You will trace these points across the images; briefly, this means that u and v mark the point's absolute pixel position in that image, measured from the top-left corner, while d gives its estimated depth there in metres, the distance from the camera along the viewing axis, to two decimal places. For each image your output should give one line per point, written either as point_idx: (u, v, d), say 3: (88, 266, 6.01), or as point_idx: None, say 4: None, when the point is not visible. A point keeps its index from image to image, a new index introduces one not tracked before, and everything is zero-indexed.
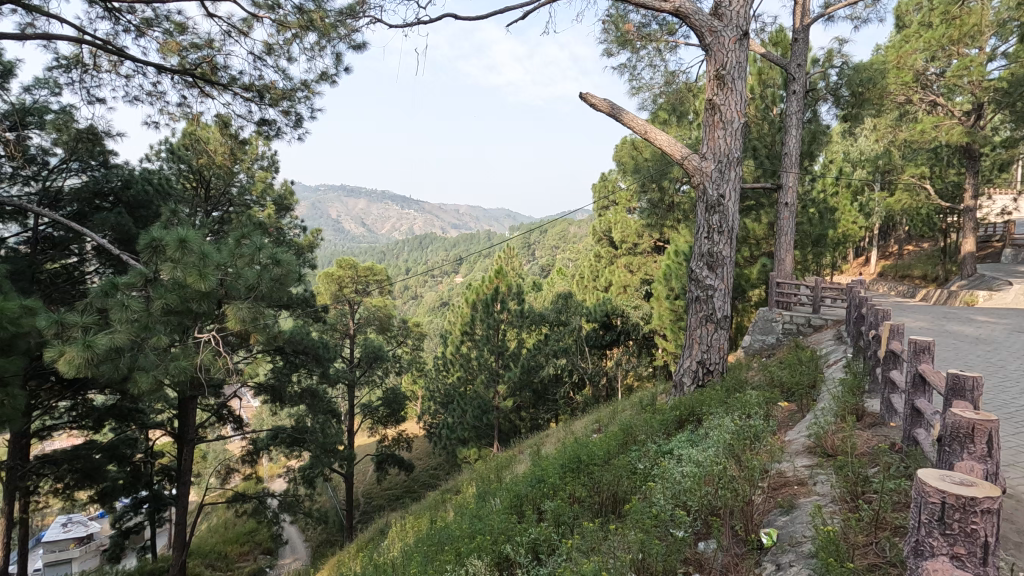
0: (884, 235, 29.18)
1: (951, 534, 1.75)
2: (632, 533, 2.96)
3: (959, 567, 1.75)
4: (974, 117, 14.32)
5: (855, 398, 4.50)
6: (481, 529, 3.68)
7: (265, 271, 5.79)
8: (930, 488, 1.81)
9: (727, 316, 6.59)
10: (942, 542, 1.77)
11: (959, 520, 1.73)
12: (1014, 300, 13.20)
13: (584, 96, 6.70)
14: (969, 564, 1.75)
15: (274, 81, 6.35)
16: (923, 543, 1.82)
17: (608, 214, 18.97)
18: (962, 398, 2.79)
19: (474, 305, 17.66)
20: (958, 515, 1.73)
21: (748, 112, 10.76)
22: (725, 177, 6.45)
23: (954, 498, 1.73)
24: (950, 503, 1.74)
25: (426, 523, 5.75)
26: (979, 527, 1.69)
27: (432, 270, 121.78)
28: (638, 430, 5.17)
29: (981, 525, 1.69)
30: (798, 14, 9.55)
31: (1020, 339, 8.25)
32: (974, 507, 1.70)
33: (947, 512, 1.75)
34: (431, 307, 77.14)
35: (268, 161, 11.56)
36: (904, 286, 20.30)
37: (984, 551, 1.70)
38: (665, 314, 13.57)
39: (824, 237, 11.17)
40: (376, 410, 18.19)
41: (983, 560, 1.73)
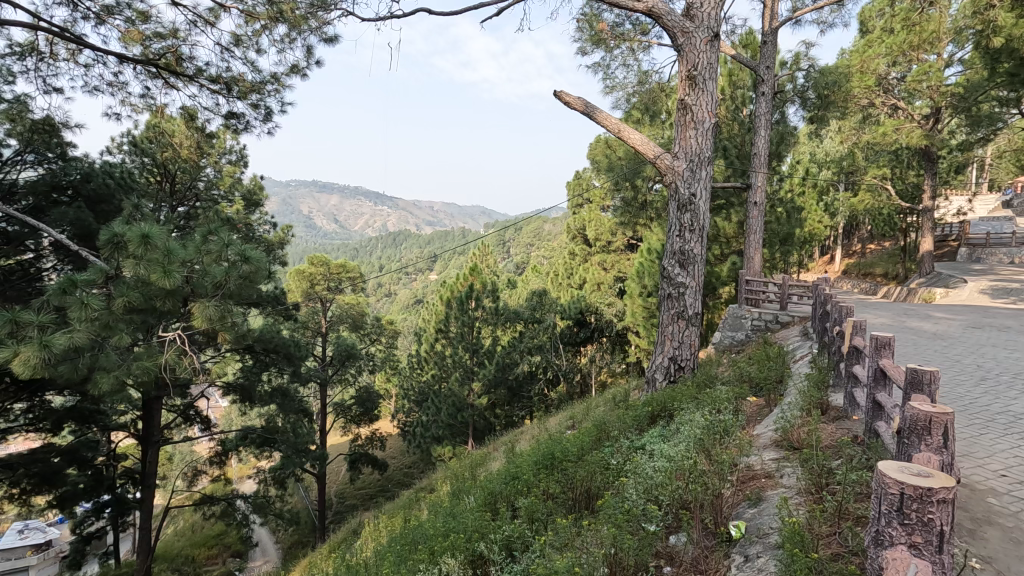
0: (847, 235, 30.16)
1: (909, 524, 1.80)
2: (605, 528, 2.99)
3: (917, 555, 1.80)
4: (933, 120, 14.87)
5: (820, 393, 4.64)
6: (454, 527, 3.66)
7: (233, 268, 5.66)
8: (889, 479, 1.87)
9: (697, 313, 6.72)
10: (901, 531, 1.83)
11: (917, 510, 1.78)
12: (968, 298, 13.79)
13: (559, 94, 6.72)
14: (925, 552, 1.80)
15: (243, 74, 6.21)
16: (884, 533, 1.88)
17: (583, 212, 18.84)
18: (919, 392, 2.89)
19: (449, 303, 17.55)
20: (916, 505, 1.78)
21: (718, 112, 10.95)
22: (696, 177, 6.55)
23: (912, 489, 1.79)
24: (909, 493, 1.80)
25: (399, 522, 5.68)
26: (935, 516, 1.75)
27: (405, 267, 120.74)
28: (611, 426, 5.22)
29: (936, 514, 1.74)
30: (768, 16, 9.76)
31: (975, 334, 8.62)
32: (930, 497, 1.75)
33: (905, 502, 1.81)
34: (406, 305, 76.68)
35: (237, 156, 11.25)
36: (866, 284, 21.01)
37: (940, 539, 1.76)
38: (639, 311, 13.75)
39: (791, 236, 11.50)
40: (349, 409, 17.95)
41: (939, 549, 1.78)
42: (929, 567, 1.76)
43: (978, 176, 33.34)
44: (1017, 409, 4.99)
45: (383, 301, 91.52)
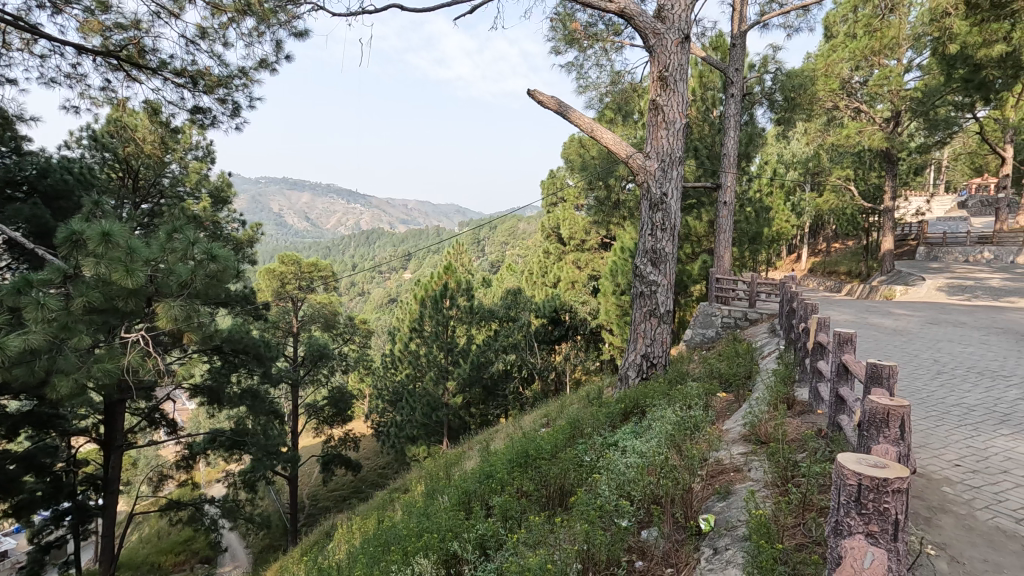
0: (813, 234, 31.06)
1: (866, 514, 1.86)
2: (578, 524, 3.02)
3: (873, 544, 1.86)
4: (893, 124, 15.36)
5: (787, 388, 4.76)
6: (428, 526, 3.64)
7: (200, 267, 5.53)
8: (847, 470, 1.92)
9: (669, 311, 6.82)
10: (858, 521, 1.88)
11: (874, 500, 1.83)
12: (926, 295, 14.35)
13: (532, 92, 6.74)
14: (881, 540, 1.86)
15: (209, 67, 6.06)
16: (842, 523, 1.92)
17: (556, 211, 18.79)
18: (879, 385, 2.99)
19: (423, 301, 17.44)
20: (873, 495, 1.84)
21: (689, 113, 11.11)
22: (668, 177, 6.65)
23: (869, 480, 1.84)
24: (866, 484, 1.85)
25: (373, 523, 5.64)
26: (890, 505, 1.81)
27: (379, 266, 119.45)
28: (585, 423, 5.26)
29: (892, 504, 1.80)
30: (737, 20, 9.94)
31: (932, 330, 8.98)
32: (885, 487, 1.81)
33: (862, 492, 1.86)
34: (380, 304, 75.79)
35: (203, 151, 10.94)
36: (830, 282, 21.67)
37: (895, 528, 1.82)
38: (612, 309, 13.91)
39: (760, 235, 11.82)
40: (321, 410, 17.66)
41: (894, 537, 1.84)
42: (885, 556, 1.80)
43: (935, 176, 34.64)
44: (971, 401, 5.21)
45: (357, 300, 90.40)
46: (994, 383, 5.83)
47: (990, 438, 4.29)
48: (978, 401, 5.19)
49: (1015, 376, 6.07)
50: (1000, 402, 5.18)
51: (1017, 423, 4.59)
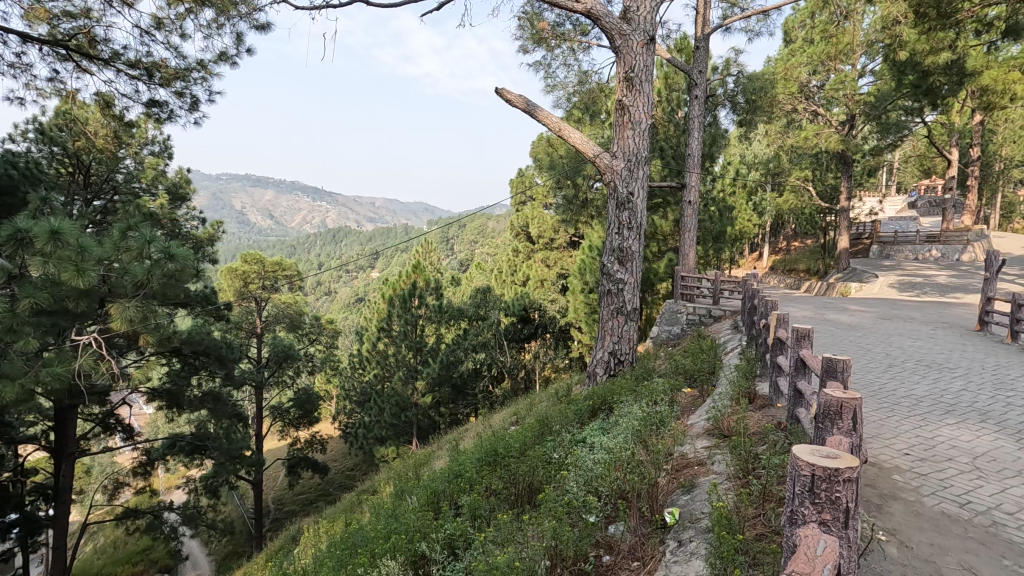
0: (774, 233, 31.99)
1: (820, 503, 1.88)
2: (546, 521, 3.04)
3: (826, 532, 1.88)
4: (848, 127, 15.93)
5: (748, 383, 4.90)
6: (396, 528, 3.61)
7: (156, 266, 5.35)
8: (801, 461, 1.93)
9: (635, 309, 6.93)
10: (812, 510, 1.90)
11: (826, 489, 1.86)
12: (879, 291, 14.97)
13: (500, 91, 6.74)
14: (834, 528, 1.89)
15: (165, 59, 5.85)
16: (797, 513, 1.94)
17: (525, 210, 18.76)
18: (833, 378, 3.10)
19: (391, 300, 17.26)
20: (825, 485, 1.86)
21: (655, 113, 11.30)
22: (634, 176, 6.74)
23: (821, 470, 1.86)
24: (818, 475, 1.87)
25: (340, 526, 5.55)
26: (841, 494, 1.83)
27: (345, 265, 117.44)
28: (553, 421, 5.29)
29: (843, 493, 1.83)
30: (700, 23, 10.15)
31: (884, 325, 9.37)
32: (837, 477, 1.83)
33: (816, 483, 1.88)
34: (347, 304, 74.47)
35: (160, 147, 10.56)
36: (790, 279, 22.34)
37: (846, 515, 1.85)
38: (581, 307, 14.03)
39: (723, 234, 12.13)
40: (286, 412, 17.25)
41: (845, 524, 1.88)
42: (837, 544, 1.83)
43: (887, 178, 36.12)
44: (918, 392, 5.47)
45: (322, 300, 88.67)
46: (940, 375, 6.14)
47: (936, 428, 4.50)
48: (925, 393, 5.45)
49: (959, 368, 6.39)
50: (946, 393, 5.45)
51: (960, 413, 4.85)
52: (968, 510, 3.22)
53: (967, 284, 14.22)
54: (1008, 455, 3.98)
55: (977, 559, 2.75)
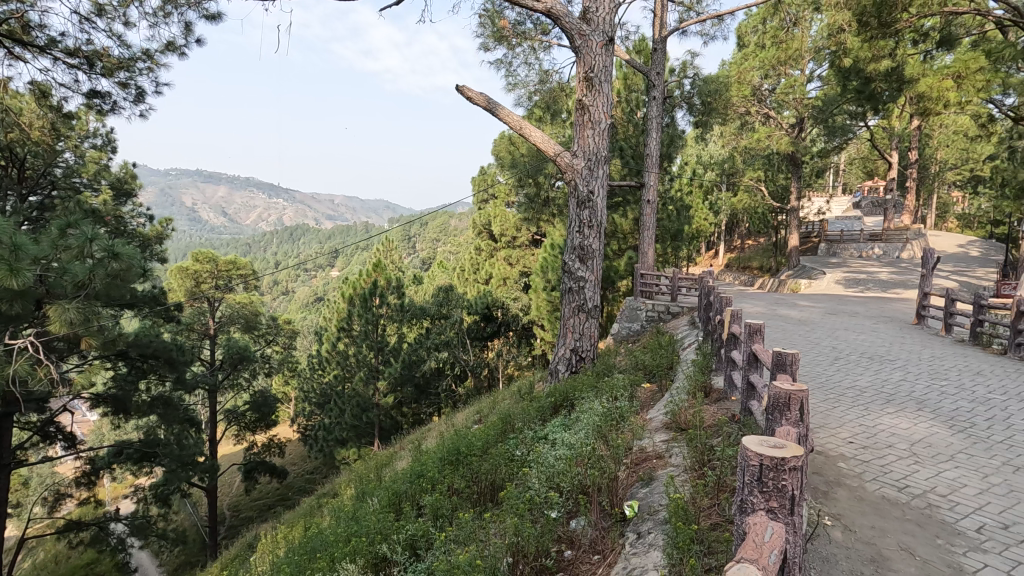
0: (729, 232, 32.96)
1: (767, 491, 1.93)
2: (507, 518, 3.05)
3: (774, 519, 1.93)
4: (797, 130, 16.54)
5: (704, 377, 5.04)
6: (357, 531, 3.55)
7: (99, 266, 5.10)
8: (750, 452, 1.97)
9: (596, 306, 7.03)
10: (760, 498, 1.95)
11: (773, 478, 1.90)
12: (826, 287, 15.66)
13: (461, 88, 6.70)
14: (781, 516, 1.94)
15: (107, 48, 5.57)
16: (746, 502, 1.98)
17: (487, 208, 18.68)
18: (783, 371, 3.22)
19: (351, 300, 17.00)
20: (772, 474, 1.91)
21: (615, 113, 11.47)
22: (594, 175, 6.82)
23: (768, 460, 1.91)
24: (766, 464, 1.91)
25: (300, 531, 5.42)
26: (788, 483, 1.88)
27: (303, 263, 114.52)
28: (516, 418, 5.31)
29: (789, 481, 1.88)
30: (657, 26, 10.36)
31: (831, 320, 9.82)
32: (783, 466, 1.88)
33: (763, 472, 1.92)
34: (305, 303, 72.61)
35: (102, 140, 10.04)
36: (745, 276, 23.10)
37: (791, 502, 1.90)
38: (543, 305, 14.15)
39: (681, 233, 12.45)
40: (242, 415, 16.70)
41: (791, 512, 1.93)
42: (784, 530, 1.89)
43: (833, 179, 37.74)
44: (861, 383, 5.76)
45: (279, 300, 86.14)
46: (881, 366, 6.49)
47: (878, 416, 4.76)
48: (867, 383, 5.74)
49: (898, 359, 6.77)
50: (886, 383, 5.77)
51: (899, 402, 5.14)
52: (906, 493, 3.40)
53: (906, 280, 15.04)
54: (942, 441, 4.24)
55: (915, 539, 2.91)
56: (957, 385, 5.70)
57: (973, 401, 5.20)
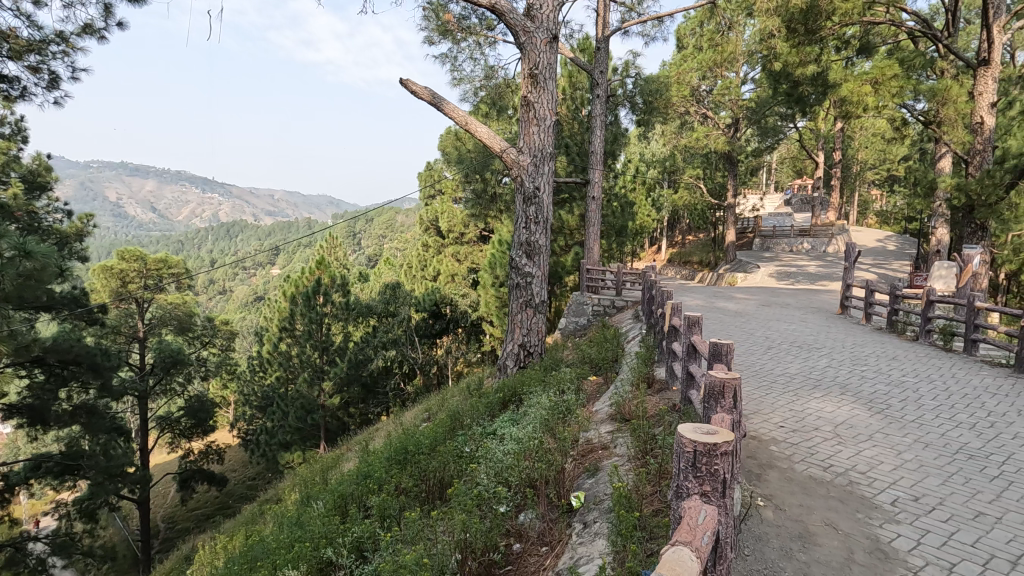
0: (671, 228, 34.05)
1: (701, 476, 2.01)
2: (456, 515, 3.04)
3: (707, 503, 2.02)
4: (733, 130, 17.27)
5: (647, 368, 5.20)
6: (300, 536, 3.45)
7: (10, 266, 4.68)
8: (685, 439, 2.04)
9: (543, 301, 7.11)
10: (694, 483, 2.02)
11: (707, 463, 1.98)
12: (761, 280, 16.46)
13: (405, 82, 6.59)
14: (713, 499, 2.02)
15: (14, 29, 5.13)
16: (682, 487, 2.05)
17: (434, 203, 18.48)
18: (719, 361, 3.36)
19: (293, 299, 16.47)
20: (706, 459, 1.98)
21: (560, 111, 11.61)
22: (539, 172, 6.87)
23: (702, 446, 1.98)
24: (700, 450, 1.99)
25: (241, 540, 5.18)
26: (720, 466, 1.97)
27: (240, 261, 109.56)
28: (465, 415, 5.30)
29: (720, 465, 1.97)
30: (601, 25, 10.54)
31: (766, 311, 10.34)
32: (715, 451, 1.97)
33: (698, 458, 2.00)
34: (244, 303, 69.49)
35: (11, 129, 9.24)
36: (686, 271, 23.97)
37: (722, 485, 1.99)
38: (492, 301, 14.18)
39: (625, 229, 12.77)
40: (177, 422, 15.85)
41: (723, 494, 2.02)
42: (716, 511, 1.98)
43: (766, 178, 39.67)
44: (792, 370, 6.11)
45: (216, 300, 82.10)
46: (809, 354, 6.90)
47: (806, 401, 5.07)
48: (796, 370, 6.10)
49: (824, 347, 7.23)
50: (814, 370, 6.15)
51: (825, 387, 5.49)
52: (831, 472, 3.64)
53: (831, 272, 16.03)
54: (862, 422, 4.56)
55: (838, 514, 3.12)
56: (876, 370, 6.14)
57: (889, 384, 5.62)
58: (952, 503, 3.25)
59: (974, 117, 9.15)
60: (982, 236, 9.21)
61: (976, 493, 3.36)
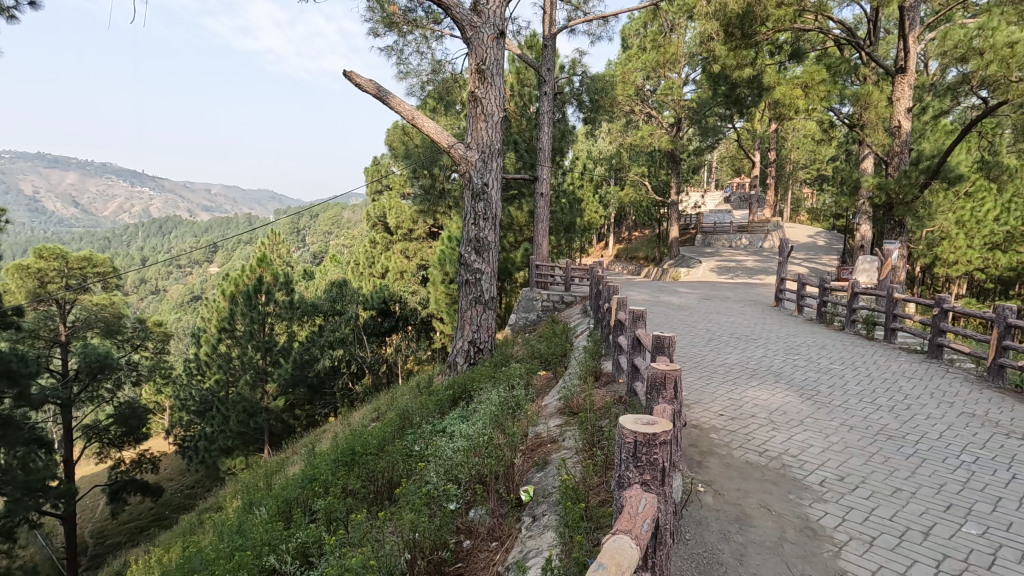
0: (618, 224, 34.78)
1: (641, 465, 2.06)
2: (404, 514, 3.01)
3: (647, 492, 2.07)
4: (675, 129, 17.82)
5: (595, 362, 5.30)
6: (241, 545, 3.31)
7: None
8: (626, 430, 2.09)
9: (493, 297, 7.12)
10: (635, 473, 2.07)
11: (646, 453, 2.04)
12: (703, 275, 17.09)
13: (349, 74, 6.42)
14: (653, 488, 2.09)
15: None
16: (623, 478, 2.10)
17: (381, 199, 18.15)
18: (661, 354, 3.46)
19: (233, 298, 15.77)
20: (646, 449, 2.04)
21: (508, 107, 11.64)
22: (488, 167, 6.86)
23: (642, 436, 2.03)
24: (640, 441, 2.04)
25: (179, 551, 4.93)
26: (658, 456, 2.03)
27: (174, 259, 103.81)
28: (414, 413, 5.24)
29: (659, 454, 2.03)
30: (548, 23, 10.60)
31: (707, 304, 10.75)
32: (654, 440, 2.02)
33: (638, 448, 2.05)
34: (178, 304, 65.87)
35: None
36: (632, 266, 24.55)
37: (661, 473, 2.05)
38: (442, 298, 14.06)
39: (573, 225, 12.94)
40: (106, 431, 14.86)
41: (662, 482, 2.08)
42: (656, 499, 2.04)
43: (707, 176, 41.13)
44: (730, 361, 6.38)
45: (148, 300, 77.45)
46: (747, 345, 7.23)
47: (742, 389, 5.32)
48: (735, 360, 6.38)
49: (760, 338, 7.59)
50: (751, 360, 6.44)
51: (761, 376, 5.77)
52: (765, 456, 3.84)
53: (767, 267, 16.83)
54: (794, 408, 4.82)
55: (771, 496, 3.28)
56: (808, 358, 6.49)
57: (819, 371, 5.97)
58: (873, 480, 3.50)
59: (893, 120, 9.82)
60: (900, 232, 9.91)
61: (894, 471, 3.63)
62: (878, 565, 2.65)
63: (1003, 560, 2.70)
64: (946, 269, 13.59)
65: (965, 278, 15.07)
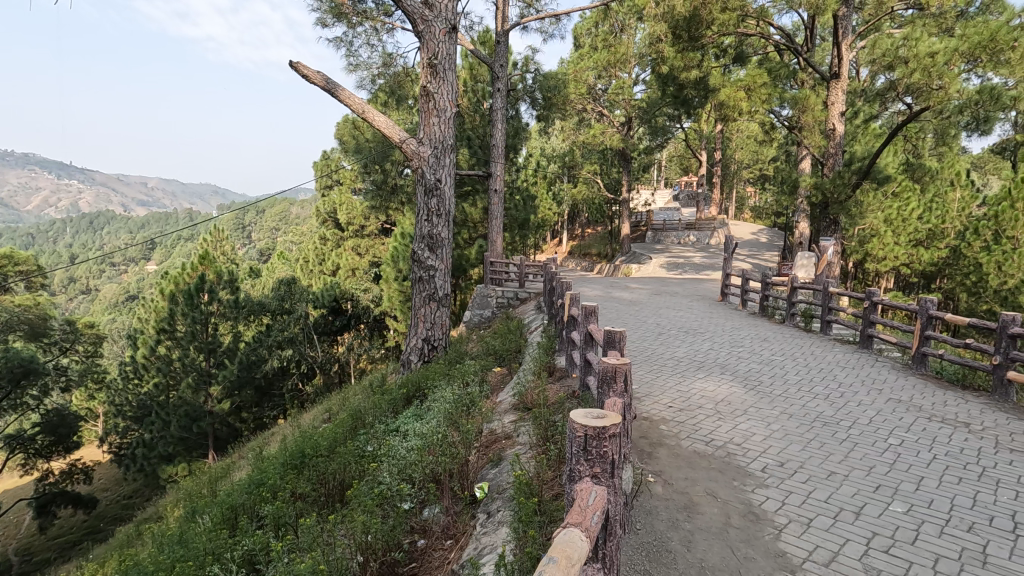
0: (571, 221, 35.16)
1: (591, 458, 2.09)
2: (357, 516, 2.95)
3: (597, 484, 2.11)
4: (626, 127, 18.20)
5: (548, 358, 5.34)
6: (183, 555, 3.16)
7: None
8: (576, 425, 2.11)
9: (446, 294, 7.06)
10: (586, 466, 2.10)
11: (596, 446, 2.07)
12: (653, 271, 17.55)
13: (296, 65, 6.23)
14: (603, 480, 2.12)
15: None
16: (575, 471, 2.12)
17: (331, 195, 17.72)
18: (613, 348, 3.53)
19: (172, 297, 15.02)
20: (595, 442, 2.07)
21: (461, 103, 11.58)
22: (441, 164, 6.79)
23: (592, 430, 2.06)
24: (590, 435, 2.07)
25: (116, 563, 4.67)
26: (607, 449, 2.06)
27: (106, 256, 97.70)
28: (367, 413, 5.15)
29: (609, 448, 2.06)
30: (501, 19, 10.58)
31: (657, 300, 11.05)
32: (604, 434, 2.05)
33: (588, 441, 2.07)
34: (111, 304, 61.94)
35: None
36: (585, 263, 24.91)
37: (611, 465, 2.09)
38: (395, 295, 13.86)
39: (528, 221, 13.00)
40: (32, 440, 13.90)
41: (611, 474, 2.13)
42: (605, 492, 2.08)
43: (657, 174, 42.12)
44: (679, 354, 6.58)
45: (76, 300, 72.54)
46: (695, 338, 7.47)
47: (691, 382, 5.50)
48: (683, 354, 6.58)
49: (707, 332, 7.87)
50: (698, 353, 6.67)
51: (708, 368, 5.97)
52: (712, 446, 3.98)
53: (713, 263, 17.42)
54: (739, 399, 5.02)
55: (717, 484, 3.42)
56: (752, 351, 6.77)
57: (761, 363, 6.24)
58: (811, 465, 3.69)
59: (828, 124, 10.34)
60: (834, 229, 10.46)
61: (829, 455, 3.84)
62: (815, 544, 2.80)
63: (926, 535, 2.90)
64: (875, 264, 14.47)
65: (892, 273, 16.08)
